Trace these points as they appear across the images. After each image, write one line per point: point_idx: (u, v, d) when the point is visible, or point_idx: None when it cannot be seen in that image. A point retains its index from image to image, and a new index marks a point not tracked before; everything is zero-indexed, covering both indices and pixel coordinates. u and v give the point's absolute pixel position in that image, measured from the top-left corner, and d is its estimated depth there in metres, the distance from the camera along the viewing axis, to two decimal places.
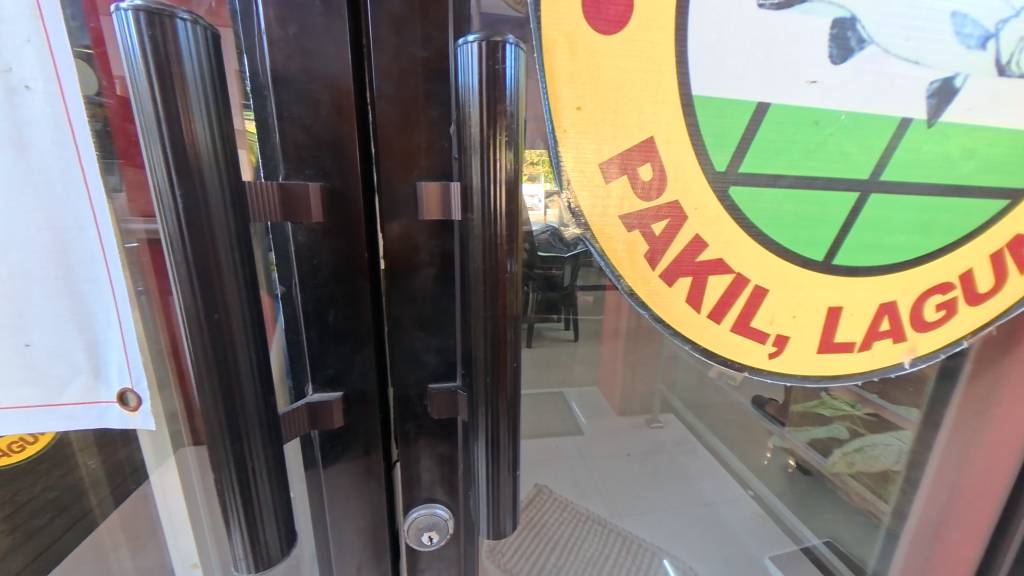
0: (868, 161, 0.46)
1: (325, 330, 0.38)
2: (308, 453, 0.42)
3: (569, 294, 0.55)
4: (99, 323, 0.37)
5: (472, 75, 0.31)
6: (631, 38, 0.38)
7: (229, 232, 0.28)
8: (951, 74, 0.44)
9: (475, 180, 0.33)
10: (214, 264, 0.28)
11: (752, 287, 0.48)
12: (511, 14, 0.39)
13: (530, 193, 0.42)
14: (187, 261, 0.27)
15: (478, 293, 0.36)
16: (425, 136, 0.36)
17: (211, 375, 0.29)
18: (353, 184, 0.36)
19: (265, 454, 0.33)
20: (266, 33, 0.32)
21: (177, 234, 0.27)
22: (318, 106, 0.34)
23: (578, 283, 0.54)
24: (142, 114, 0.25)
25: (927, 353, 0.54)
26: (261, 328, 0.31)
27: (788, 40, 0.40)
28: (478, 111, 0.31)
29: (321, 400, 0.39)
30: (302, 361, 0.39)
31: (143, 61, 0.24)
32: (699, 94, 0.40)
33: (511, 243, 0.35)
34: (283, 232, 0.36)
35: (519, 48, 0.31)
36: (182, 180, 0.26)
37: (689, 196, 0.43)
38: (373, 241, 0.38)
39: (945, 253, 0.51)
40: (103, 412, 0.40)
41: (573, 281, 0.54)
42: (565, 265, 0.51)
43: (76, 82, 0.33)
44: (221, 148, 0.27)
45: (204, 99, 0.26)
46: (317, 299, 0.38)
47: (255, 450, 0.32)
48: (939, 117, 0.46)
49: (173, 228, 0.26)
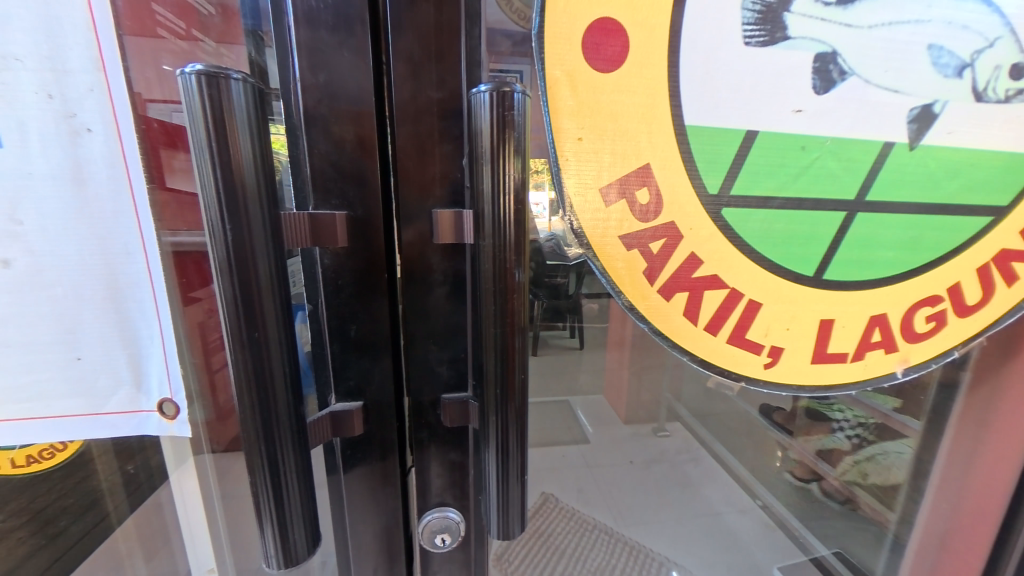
0: (854, 182, 0.49)
1: (347, 345, 0.42)
2: (329, 460, 0.45)
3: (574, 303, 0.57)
4: (142, 338, 0.41)
5: (483, 116, 0.34)
6: (626, 75, 0.42)
7: (269, 260, 0.32)
8: (929, 101, 0.47)
9: (486, 207, 0.36)
10: (256, 288, 0.31)
11: (746, 302, 0.50)
12: (517, 30, 0.43)
13: (536, 202, 0.46)
14: (233, 286, 0.31)
15: (488, 309, 0.39)
16: (440, 168, 0.40)
17: (251, 386, 0.33)
18: (374, 210, 0.39)
19: (295, 459, 0.36)
20: (300, 80, 0.36)
21: (225, 262, 0.30)
22: (344, 144, 0.38)
23: (583, 291, 0.55)
24: (199, 160, 0.28)
25: (920, 363, 0.56)
26: (294, 344, 0.35)
27: (773, 74, 0.44)
28: (489, 148, 0.35)
29: (344, 409, 0.42)
30: (325, 372, 0.43)
31: (201, 115, 0.27)
32: (692, 123, 0.44)
33: (519, 263, 0.38)
34: (311, 255, 0.40)
35: (525, 93, 0.34)
36: (231, 216, 0.29)
37: (684, 217, 0.46)
38: (391, 261, 0.41)
39: (932, 268, 0.53)
40: (142, 421, 0.43)
41: (579, 289, 0.55)
42: (569, 273, 0.51)
43: (131, 125, 0.37)
44: (263, 185, 0.30)
45: (252, 147, 0.29)
46: (340, 315, 0.41)
47: (287, 454, 0.35)
48: (921, 140, 0.48)
49: (222, 258, 0.30)
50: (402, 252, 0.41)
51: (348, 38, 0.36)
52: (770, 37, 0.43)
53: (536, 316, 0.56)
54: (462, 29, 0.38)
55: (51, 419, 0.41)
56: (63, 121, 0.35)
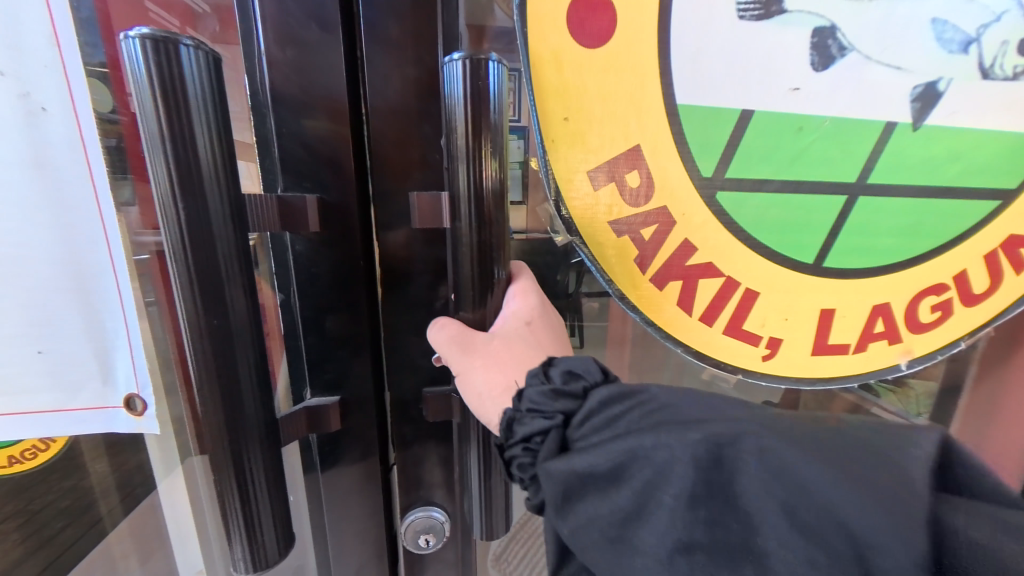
0: (855, 165, 0.46)
1: (321, 337, 0.40)
2: (306, 457, 0.43)
3: (575, 303, 0.51)
4: (111, 333, 0.39)
5: (457, 91, 0.32)
6: (613, 53, 0.40)
7: (229, 243, 0.30)
8: (933, 78, 0.45)
9: (462, 190, 0.34)
10: (216, 272, 0.29)
11: (742, 291, 0.48)
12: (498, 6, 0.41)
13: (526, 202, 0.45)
14: (188, 271, 0.29)
15: (467, 298, 0.37)
16: (419, 150, 0.38)
17: (215, 379, 0.31)
18: (348, 193, 0.37)
19: (264, 455, 0.34)
20: (266, 55, 0.34)
21: (180, 245, 0.28)
22: (315, 123, 0.35)
23: (584, 290, 0.50)
24: (148, 134, 0.26)
25: (924, 355, 0.54)
26: (261, 334, 0.33)
27: (768, 50, 0.41)
28: (463, 126, 0.32)
29: (320, 404, 0.40)
30: (302, 365, 0.41)
31: (148, 84, 0.25)
32: (684, 103, 0.42)
33: (499, 251, 0.36)
34: (283, 240, 0.38)
35: (501, 64, 0.32)
36: (185, 196, 0.27)
37: (677, 202, 0.44)
38: (370, 248, 0.39)
39: (937, 254, 0.51)
40: (112, 418, 0.41)
41: (578, 289, 0.50)
42: (568, 270, 0.49)
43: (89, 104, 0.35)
44: (222, 163, 0.28)
45: (206, 121, 0.27)
46: (315, 305, 0.39)
47: (255, 451, 0.33)
48: (925, 120, 0.46)
49: (176, 240, 0.28)
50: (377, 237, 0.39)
51: (318, 9, 0.34)
52: (765, 11, 0.40)
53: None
54: (438, 1, 0.36)
55: (19, 415, 0.39)
56: (17, 100, 0.33)
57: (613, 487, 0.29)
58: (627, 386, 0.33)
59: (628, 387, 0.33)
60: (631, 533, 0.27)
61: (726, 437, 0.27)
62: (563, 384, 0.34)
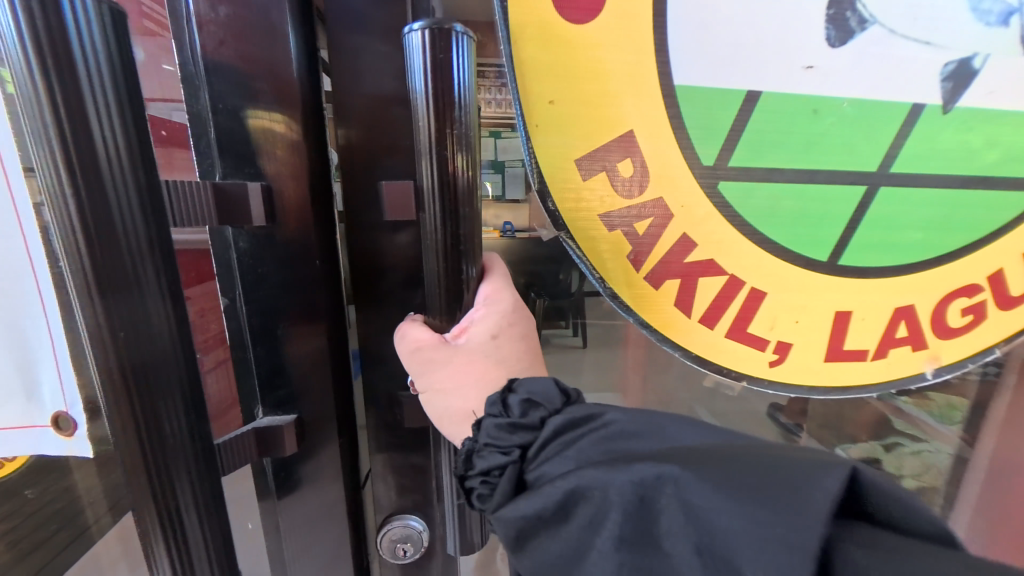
0: (876, 152, 0.42)
1: (272, 338, 0.37)
2: (261, 479, 0.41)
3: (578, 302, 0.48)
4: (29, 343, 0.29)
5: (418, 67, 0.29)
6: (603, 27, 0.36)
7: (143, 236, 0.25)
8: (967, 54, 0.40)
9: (427, 180, 0.31)
10: (126, 271, 0.24)
11: (747, 290, 0.44)
12: None
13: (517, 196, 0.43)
14: (84, 269, 0.23)
15: (435, 300, 0.33)
16: (388, 136, 0.35)
17: (130, 396, 0.26)
18: (299, 180, 0.34)
19: (195, 488, 0.28)
20: (195, 15, 0.32)
21: (72, 237, 0.23)
22: (272, 105, 0.33)
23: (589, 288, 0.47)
24: (21, 99, 0.21)
25: (953, 362, 0.49)
26: (190, 342, 0.28)
27: (778, 23, 0.37)
28: (427, 108, 0.29)
29: (273, 424, 0.38)
30: (251, 379, 0.38)
31: (19, 36, 0.20)
32: (683, 84, 0.38)
33: (469, 248, 0.33)
34: (225, 237, 0.35)
35: (468, 36, 0.29)
36: (80, 177, 0.22)
37: (675, 192, 0.41)
38: (323, 247, 0.37)
39: (970, 252, 0.46)
40: (37, 441, 0.31)
41: (582, 287, 0.47)
42: (570, 266, 0.46)
43: None
44: (128, 139, 0.24)
45: (100, 84, 0.22)
46: (263, 310, 0.37)
47: (183, 483, 0.28)
48: (957, 102, 0.41)
49: (65, 231, 0.23)
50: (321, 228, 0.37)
51: None
52: None
53: (536, 315, 0.48)
54: None
55: None
56: None
57: (558, 525, 0.25)
58: (582, 414, 0.29)
59: (584, 411, 0.29)
60: (572, 574, 0.24)
61: (649, 474, 0.24)
62: (520, 417, 0.30)
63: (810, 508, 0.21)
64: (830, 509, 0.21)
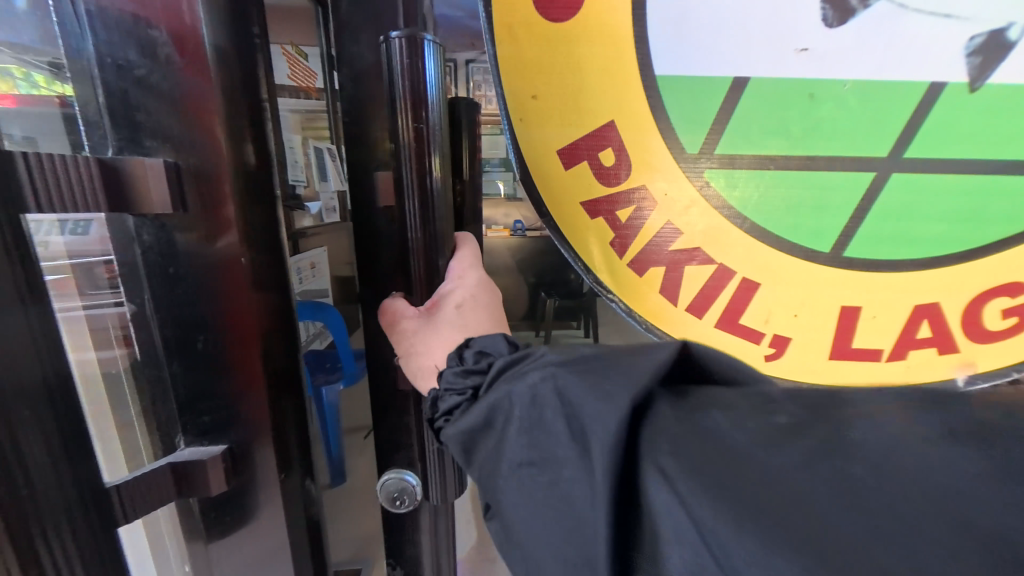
0: (887, 137, 0.39)
1: (191, 362, 0.30)
2: (188, 525, 0.33)
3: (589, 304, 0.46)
4: None
5: (395, 73, 0.33)
6: (581, 25, 0.38)
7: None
8: (998, 25, 0.36)
9: (406, 173, 0.35)
10: None
11: (738, 280, 0.43)
12: None
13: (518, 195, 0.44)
14: None
15: (414, 279, 0.37)
16: (376, 125, 0.37)
17: None
18: (215, 156, 0.26)
19: (69, 531, 0.25)
20: None
21: None
22: None
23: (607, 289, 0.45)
24: None
25: (991, 370, 0.44)
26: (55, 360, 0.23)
27: (766, 7, 0.37)
28: (404, 107, 0.34)
29: (195, 458, 0.30)
30: (173, 406, 0.30)
31: None
32: (663, 74, 0.39)
33: (441, 235, 0.37)
34: (124, 224, 0.27)
35: (436, 45, 0.34)
36: None
37: (658, 180, 0.41)
38: (252, 245, 0.29)
39: (1011, 246, 0.41)
40: None
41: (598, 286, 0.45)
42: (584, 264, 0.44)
43: None
44: None
45: None
46: (179, 320, 0.29)
47: (45, 534, 0.23)
48: (987, 79, 0.37)
49: None
50: (250, 218, 0.29)
51: None
52: None
53: (547, 316, 0.47)
54: None
55: None
56: None
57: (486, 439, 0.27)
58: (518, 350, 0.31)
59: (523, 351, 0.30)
60: (497, 473, 0.26)
61: (535, 377, 0.26)
62: (473, 363, 0.32)
63: (643, 368, 0.25)
64: (656, 369, 0.25)
